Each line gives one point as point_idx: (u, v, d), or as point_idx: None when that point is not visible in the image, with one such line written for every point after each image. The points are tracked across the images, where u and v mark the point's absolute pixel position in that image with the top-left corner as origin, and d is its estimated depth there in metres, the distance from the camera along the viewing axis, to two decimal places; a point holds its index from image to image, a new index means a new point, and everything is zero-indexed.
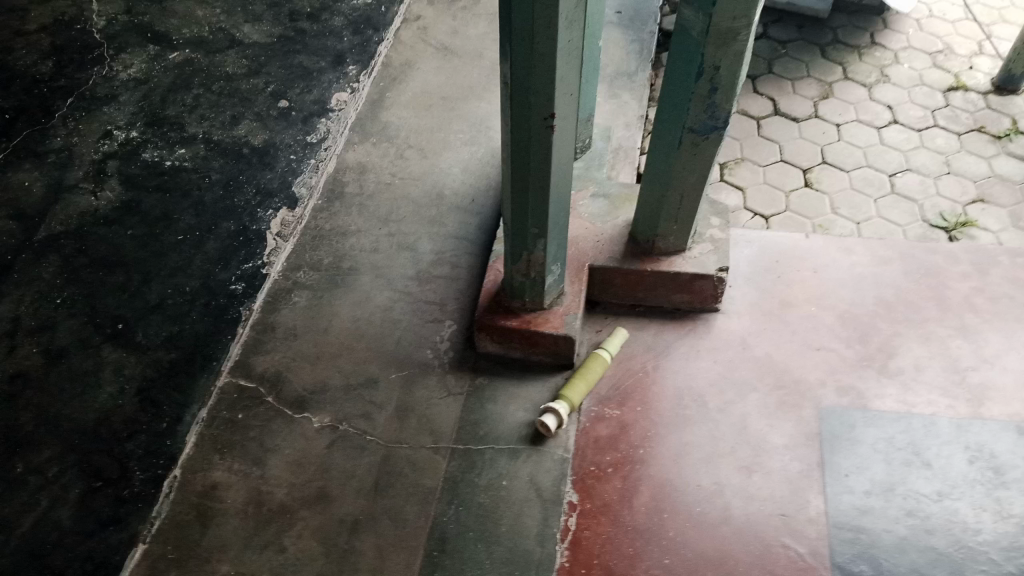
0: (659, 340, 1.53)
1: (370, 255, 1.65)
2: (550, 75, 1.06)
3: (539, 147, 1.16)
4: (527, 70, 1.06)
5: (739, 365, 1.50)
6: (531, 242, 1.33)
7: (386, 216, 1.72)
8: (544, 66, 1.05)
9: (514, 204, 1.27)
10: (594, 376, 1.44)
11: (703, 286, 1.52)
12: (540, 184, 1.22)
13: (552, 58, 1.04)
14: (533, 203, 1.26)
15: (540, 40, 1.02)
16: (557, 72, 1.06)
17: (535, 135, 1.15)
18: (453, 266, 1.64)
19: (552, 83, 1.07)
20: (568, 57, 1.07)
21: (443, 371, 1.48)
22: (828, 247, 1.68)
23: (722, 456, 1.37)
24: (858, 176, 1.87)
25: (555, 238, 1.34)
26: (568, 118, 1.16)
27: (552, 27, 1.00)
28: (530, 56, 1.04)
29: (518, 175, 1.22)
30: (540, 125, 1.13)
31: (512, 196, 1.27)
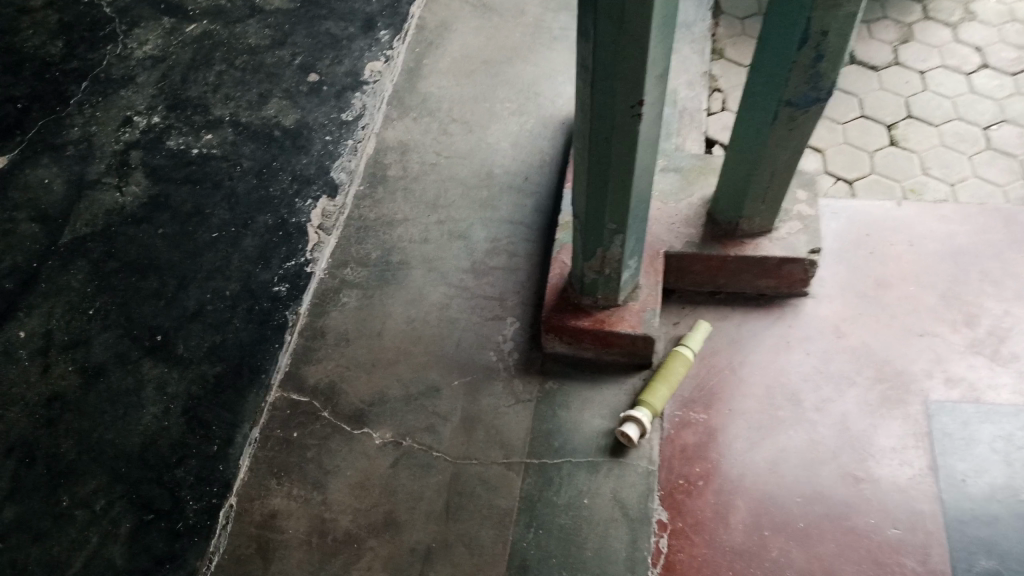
0: (743, 332, 1.40)
1: (420, 246, 1.52)
2: (640, 59, 0.91)
3: (624, 138, 1.02)
4: (614, 54, 0.91)
5: (835, 356, 1.36)
6: (608, 238, 1.19)
7: (434, 201, 1.58)
8: (634, 48, 0.90)
9: (590, 198, 1.14)
10: (677, 375, 1.32)
11: (792, 270, 1.38)
12: (621, 176, 1.08)
13: (644, 39, 0.89)
14: (613, 197, 1.12)
15: (631, 20, 0.87)
16: (649, 55, 0.91)
17: (620, 125, 1.00)
18: (511, 255, 1.51)
19: (642, 67, 0.93)
20: (660, 36, 0.91)
21: (510, 375, 1.36)
22: (923, 215, 1.52)
23: (823, 465, 1.26)
24: (948, 131, 1.69)
25: (634, 231, 1.20)
26: (655, 102, 1.01)
27: (647, 4, 0.85)
28: (618, 38, 0.89)
29: (596, 167, 1.08)
30: (625, 113, 0.99)
31: (587, 189, 1.13)
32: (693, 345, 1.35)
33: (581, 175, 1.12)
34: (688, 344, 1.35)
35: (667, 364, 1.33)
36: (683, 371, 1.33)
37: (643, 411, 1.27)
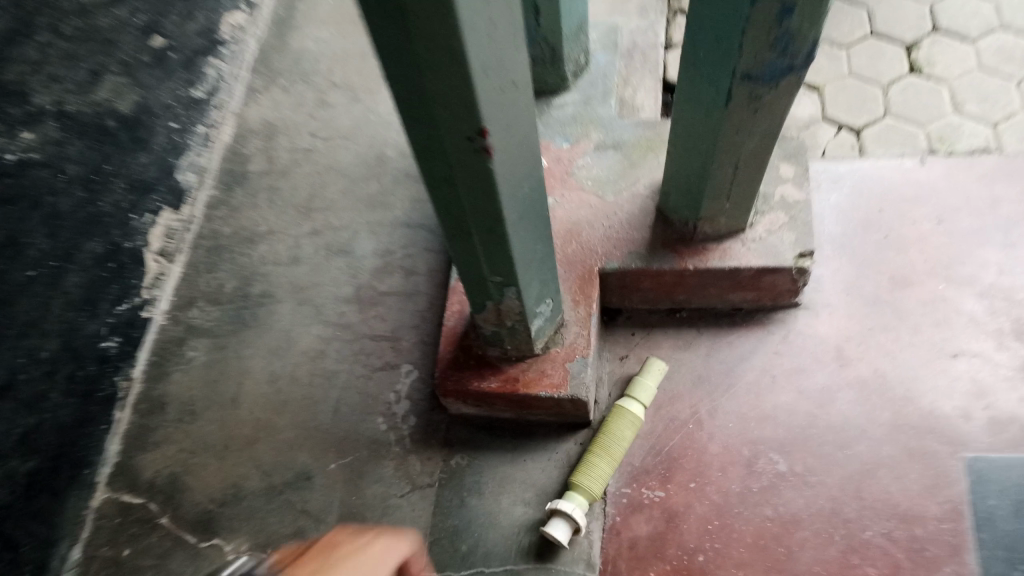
0: (714, 366, 1.04)
1: (288, 269, 1.16)
2: (456, 74, 0.51)
3: (471, 183, 0.62)
4: (411, 67, 0.50)
5: (837, 396, 1.00)
6: (494, 291, 0.82)
7: (307, 204, 1.20)
8: (441, 57, 0.49)
9: (454, 247, 0.75)
10: (623, 443, 0.97)
11: (775, 281, 1.00)
12: (487, 225, 0.69)
13: (455, 43, 0.48)
14: (485, 247, 0.74)
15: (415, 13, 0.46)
16: (472, 65, 0.50)
17: (459, 164, 0.60)
18: (408, 273, 1.13)
19: (465, 86, 0.52)
20: (489, 27, 0.50)
21: (404, 451, 1.02)
22: (956, 177, 1.13)
23: (824, 561, 0.91)
24: (990, 47, 1.27)
25: (534, 276, 0.83)
26: (514, 123, 0.61)
27: None
28: (405, 41, 0.48)
29: (448, 213, 0.69)
30: (462, 149, 0.59)
31: (447, 236, 0.74)
32: (643, 396, 1.00)
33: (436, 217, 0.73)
34: (637, 394, 0.99)
35: (608, 424, 0.98)
36: (631, 434, 0.98)
37: (574, 501, 0.93)
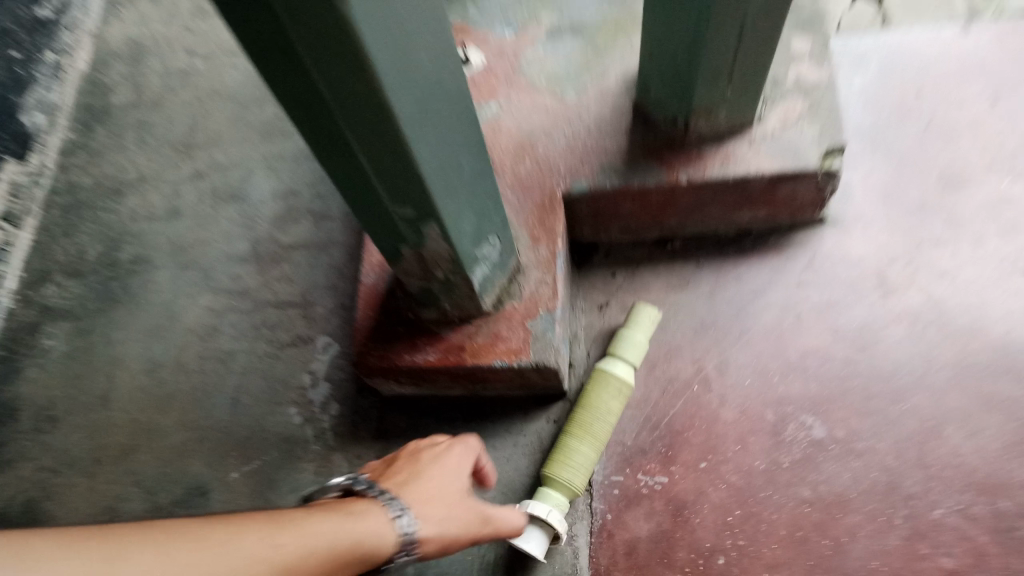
0: (720, 307, 0.80)
1: (168, 226, 0.90)
2: None
3: (304, 23, 0.37)
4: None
5: (882, 334, 0.77)
6: (409, 231, 0.56)
7: (187, 140, 0.94)
8: None
9: (334, 166, 0.50)
10: (609, 419, 0.73)
11: (795, 192, 0.76)
12: (363, 114, 0.44)
13: None
14: (374, 159, 0.48)
15: None
16: None
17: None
18: (319, 218, 0.88)
19: None
20: None
21: (325, 449, 0.78)
22: (1012, 44, 0.88)
23: (884, 553, 0.69)
24: None
25: (464, 203, 0.57)
26: None
27: None
28: None
29: (301, 104, 0.44)
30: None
31: (320, 151, 0.49)
32: (633, 356, 0.75)
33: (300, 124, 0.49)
34: (624, 353, 0.75)
35: (587, 395, 0.74)
36: (620, 406, 0.74)
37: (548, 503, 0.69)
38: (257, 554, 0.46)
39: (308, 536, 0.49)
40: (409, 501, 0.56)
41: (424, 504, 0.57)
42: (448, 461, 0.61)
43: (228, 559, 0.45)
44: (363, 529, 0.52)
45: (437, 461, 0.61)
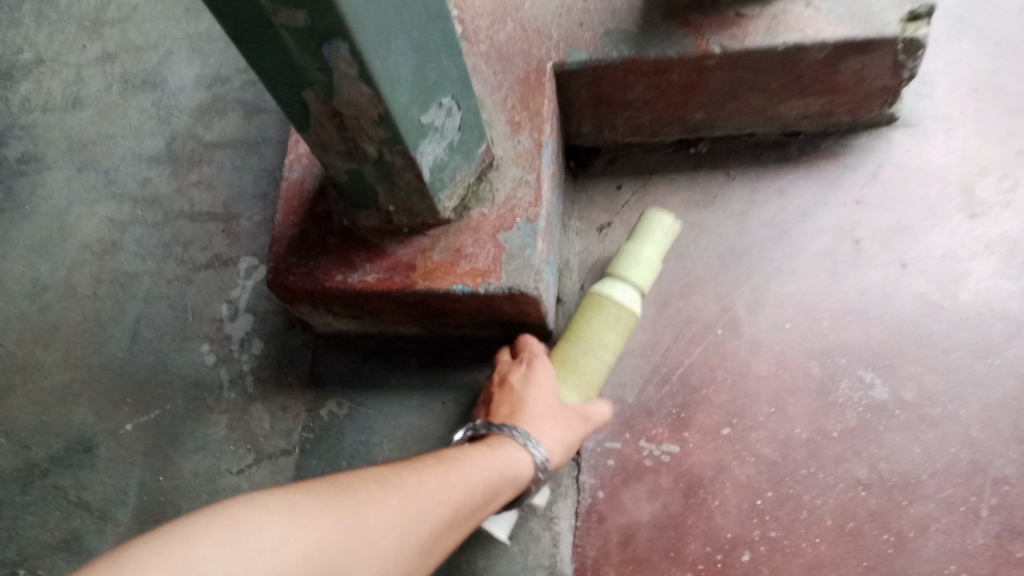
0: (756, 229, 0.62)
1: (67, 117, 0.73)
2: None
3: None
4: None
5: (969, 268, 0.58)
6: (305, 55, 0.38)
7: (95, 15, 0.76)
8: None
9: None
10: (599, 353, 0.55)
11: (862, 72, 0.58)
12: None
13: None
14: None
15: None
16: None
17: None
18: (251, 109, 0.70)
19: None
20: None
21: (242, 398, 0.61)
22: None
23: (965, 556, 0.51)
24: None
25: (391, 23, 0.40)
26: None
27: None
28: None
29: None
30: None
31: None
32: (635, 273, 0.56)
33: None
34: (625, 269, 0.56)
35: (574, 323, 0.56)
36: (618, 339, 0.55)
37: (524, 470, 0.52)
38: (431, 493, 0.37)
39: (470, 470, 0.40)
40: (526, 425, 0.48)
41: (543, 424, 0.48)
42: (541, 379, 0.51)
43: (430, 499, 0.36)
44: (500, 453, 0.44)
45: (530, 380, 0.51)
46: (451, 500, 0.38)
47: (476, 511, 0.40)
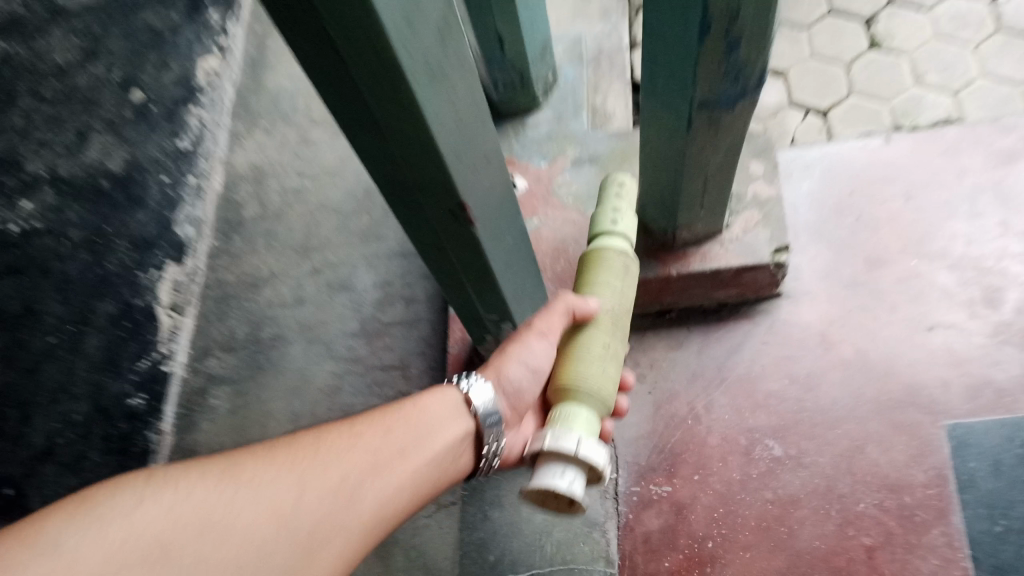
0: (706, 360, 1.10)
1: (296, 310, 1.22)
2: (432, 165, 0.58)
3: (457, 242, 0.71)
4: (390, 152, 0.57)
5: (823, 378, 1.06)
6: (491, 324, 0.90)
7: (304, 244, 1.26)
8: (416, 150, 0.56)
9: (452, 294, 0.85)
10: (592, 286, 0.83)
11: (756, 277, 1.06)
12: (476, 273, 0.78)
13: (430, 145, 0.55)
14: (479, 293, 0.83)
15: (389, 128, 0.54)
16: (449, 161, 0.59)
17: (441, 224, 0.68)
18: (409, 301, 1.19)
19: (442, 176, 0.60)
20: (458, 125, 0.58)
21: None
22: (920, 153, 1.18)
23: (824, 536, 0.99)
24: (946, 14, 1.38)
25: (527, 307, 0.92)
26: (488, 191, 0.69)
27: (405, 113, 0.52)
28: (385, 144, 0.56)
29: (437, 264, 0.79)
30: (443, 212, 0.66)
31: (445, 286, 0.84)
32: (603, 221, 0.87)
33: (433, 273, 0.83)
34: (599, 220, 0.88)
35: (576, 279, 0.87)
36: (602, 275, 0.83)
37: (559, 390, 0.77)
38: (320, 452, 0.65)
39: (372, 432, 0.69)
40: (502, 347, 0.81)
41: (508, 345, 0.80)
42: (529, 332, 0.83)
43: (320, 456, 0.65)
44: (431, 407, 0.74)
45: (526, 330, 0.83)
46: (355, 452, 0.67)
47: (386, 451, 0.68)
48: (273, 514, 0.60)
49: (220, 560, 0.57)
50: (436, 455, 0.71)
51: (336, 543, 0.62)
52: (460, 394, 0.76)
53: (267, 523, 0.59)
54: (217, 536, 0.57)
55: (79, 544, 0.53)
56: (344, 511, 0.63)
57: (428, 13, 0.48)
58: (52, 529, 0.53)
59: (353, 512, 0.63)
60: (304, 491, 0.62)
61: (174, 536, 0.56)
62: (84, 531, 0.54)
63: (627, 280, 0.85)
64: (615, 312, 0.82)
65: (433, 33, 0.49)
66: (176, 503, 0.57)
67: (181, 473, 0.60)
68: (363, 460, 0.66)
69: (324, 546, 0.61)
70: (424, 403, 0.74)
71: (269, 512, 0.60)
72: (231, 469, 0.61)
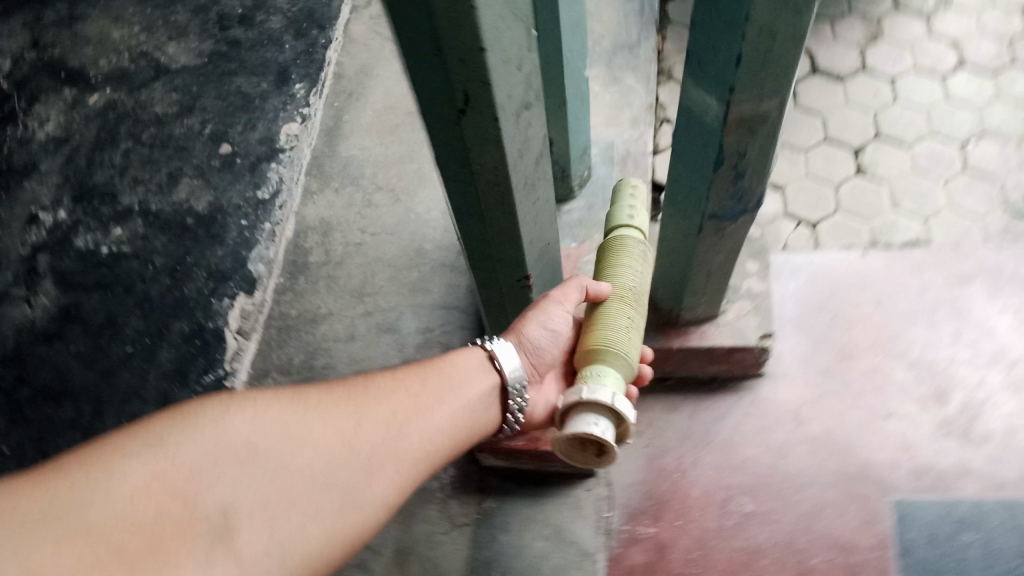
0: (696, 424, 1.29)
1: (346, 345, 1.41)
2: (514, 246, 0.93)
3: (516, 301, 1.05)
4: (484, 228, 0.90)
5: (794, 448, 1.24)
6: None
7: (359, 290, 1.46)
8: (507, 236, 0.90)
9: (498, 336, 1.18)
10: (614, 270, 0.98)
11: (744, 357, 1.26)
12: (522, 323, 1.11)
13: (516, 233, 0.90)
14: None
15: (494, 218, 0.87)
16: (525, 244, 0.93)
17: (509, 288, 1.03)
18: (445, 347, 1.38)
19: (518, 253, 0.94)
20: (535, 223, 0.92)
21: (446, 496, 1.27)
22: (891, 268, 1.39)
23: None
24: (924, 153, 1.62)
25: None
26: (543, 267, 1.04)
27: (507, 212, 0.86)
28: (488, 229, 0.90)
29: (495, 314, 1.11)
30: (512, 279, 1.00)
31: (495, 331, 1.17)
32: (620, 215, 1.01)
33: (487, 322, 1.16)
34: (616, 216, 1.02)
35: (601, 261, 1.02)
36: (620, 260, 0.98)
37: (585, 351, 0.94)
38: (371, 394, 0.84)
39: (413, 383, 0.88)
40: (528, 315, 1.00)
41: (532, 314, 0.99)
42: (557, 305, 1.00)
43: (370, 396, 0.84)
44: (460, 366, 0.93)
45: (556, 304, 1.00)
46: (398, 395, 0.85)
47: (425, 398, 0.87)
48: (337, 436, 0.78)
49: (294, 463, 0.75)
50: (463, 405, 0.90)
51: (387, 465, 0.80)
52: (483, 354, 0.96)
53: (329, 440, 0.78)
54: (289, 444, 0.75)
55: (190, 443, 0.71)
56: (394, 439, 0.82)
57: (532, 149, 0.83)
58: (163, 426, 0.71)
59: (398, 440, 0.82)
60: (359, 421, 0.81)
61: (257, 440, 0.74)
62: (185, 429, 0.72)
63: (646, 260, 1.00)
64: (635, 287, 0.97)
65: (530, 160, 0.83)
66: (255, 416, 0.75)
67: (259, 395, 0.78)
68: (404, 402, 0.85)
69: (378, 464, 0.79)
70: (454, 360, 0.94)
71: (330, 433, 0.78)
72: (298, 397, 0.80)
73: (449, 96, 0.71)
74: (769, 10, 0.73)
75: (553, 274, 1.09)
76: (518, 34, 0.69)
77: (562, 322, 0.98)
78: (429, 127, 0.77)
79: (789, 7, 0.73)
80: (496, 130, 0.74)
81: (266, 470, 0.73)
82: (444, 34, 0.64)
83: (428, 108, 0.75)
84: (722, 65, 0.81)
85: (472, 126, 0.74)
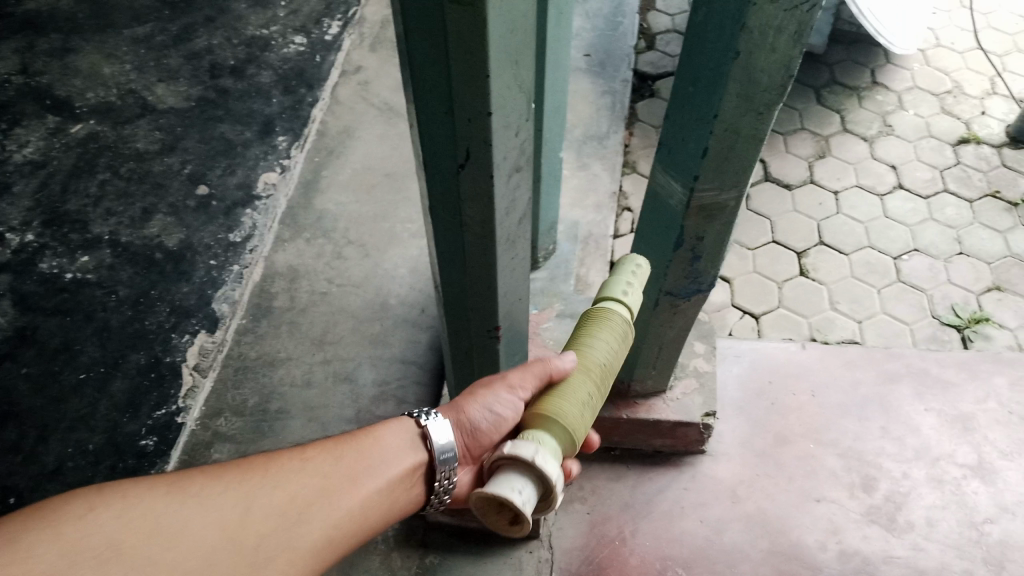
0: (638, 495, 1.33)
1: (301, 391, 1.42)
2: (489, 300, 1.03)
3: (483, 350, 1.15)
4: (463, 275, 0.99)
5: (729, 524, 1.29)
6: None
7: (320, 337, 1.48)
8: (484, 288, 1.00)
9: (459, 384, 1.27)
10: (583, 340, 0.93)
11: (687, 433, 1.31)
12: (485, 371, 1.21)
13: (492, 288, 1.00)
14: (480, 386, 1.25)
15: (473, 271, 0.97)
16: (498, 299, 1.03)
17: (478, 339, 1.13)
18: (400, 402, 1.40)
19: (491, 307, 1.05)
20: (509, 281, 1.02)
21: (388, 549, 1.28)
22: (826, 362, 1.49)
23: None
24: (860, 260, 1.74)
25: None
26: (512, 323, 1.14)
27: (486, 267, 0.96)
28: (465, 280, 1.00)
29: (460, 362, 1.21)
30: (483, 330, 1.10)
31: (457, 378, 1.26)
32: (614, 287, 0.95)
33: (451, 368, 1.26)
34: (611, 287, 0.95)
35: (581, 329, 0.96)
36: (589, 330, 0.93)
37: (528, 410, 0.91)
38: (272, 478, 0.82)
39: (322, 462, 0.86)
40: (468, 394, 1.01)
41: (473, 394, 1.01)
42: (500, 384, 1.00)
43: (270, 478, 0.82)
44: (381, 442, 0.91)
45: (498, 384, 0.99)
46: (300, 477, 0.83)
47: (333, 478, 0.85)
48: (220, 527, 0.76)
49: (165, 561, 0.72)
50: (379, 483, 0.88)
51: (279, 556, 0.78)
52: (416, 431, 0.94)
53: (212, 532, 0.75)
54: (162, 542, 0.73)
55: (46, 548, 0.68)
56: (288, 527, 0.79)
57: (516, 213, 0.93)
58: (16, 529, 0.68)
59: (293, 527, 0.80)
60: (250, 507, 0.79)
61: (126, 535, 0.72)
62: (44, 530, 0.69)
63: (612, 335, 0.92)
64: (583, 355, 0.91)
65: (514, 220, 0.93)
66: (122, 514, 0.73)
67: (132, 488, 0.75)
68: (313, 486, 0.83)
69: (269, 556, 0.77)
70: (377, 435, 0.91)
71: (215, 522, 0.76)
72: (176, 486, 0.76)
73: (450, 152, 0.80)
74: (735, 112, 0.82)
75: (519, 333, 1.19)
76: (518, 106, 0.79)
77: (510, 408, 0.98)
78: (428, 179, 0.86)
79: (751, 110, 0.82)
80: (488, 187, 0.83)
81: (138, 567, 0.71)
82: (457, 99, 0.73)
83: (429, 160, 0.83)
84: (689, 156, 0.90)
85: (468, 180, 0.83)
